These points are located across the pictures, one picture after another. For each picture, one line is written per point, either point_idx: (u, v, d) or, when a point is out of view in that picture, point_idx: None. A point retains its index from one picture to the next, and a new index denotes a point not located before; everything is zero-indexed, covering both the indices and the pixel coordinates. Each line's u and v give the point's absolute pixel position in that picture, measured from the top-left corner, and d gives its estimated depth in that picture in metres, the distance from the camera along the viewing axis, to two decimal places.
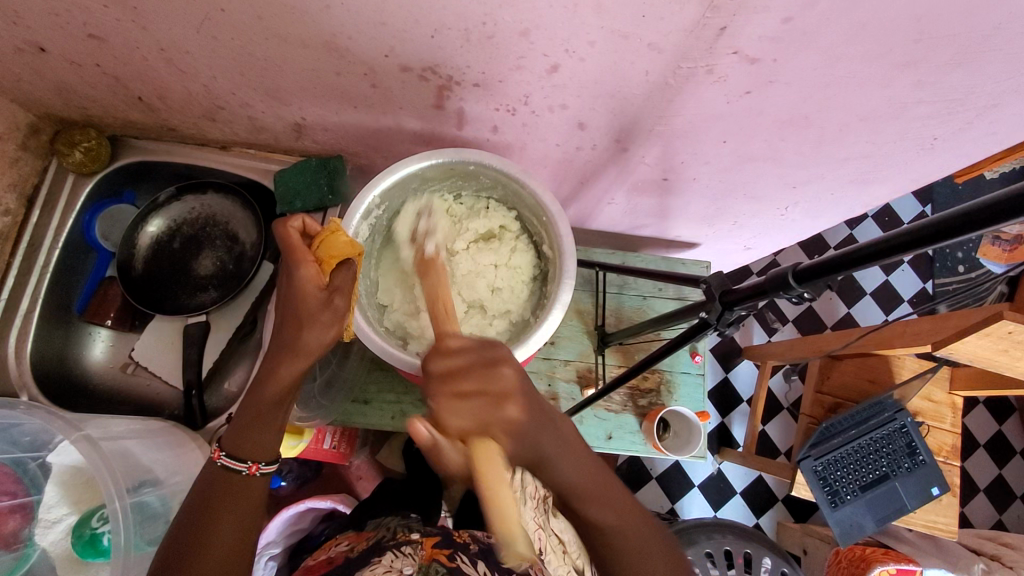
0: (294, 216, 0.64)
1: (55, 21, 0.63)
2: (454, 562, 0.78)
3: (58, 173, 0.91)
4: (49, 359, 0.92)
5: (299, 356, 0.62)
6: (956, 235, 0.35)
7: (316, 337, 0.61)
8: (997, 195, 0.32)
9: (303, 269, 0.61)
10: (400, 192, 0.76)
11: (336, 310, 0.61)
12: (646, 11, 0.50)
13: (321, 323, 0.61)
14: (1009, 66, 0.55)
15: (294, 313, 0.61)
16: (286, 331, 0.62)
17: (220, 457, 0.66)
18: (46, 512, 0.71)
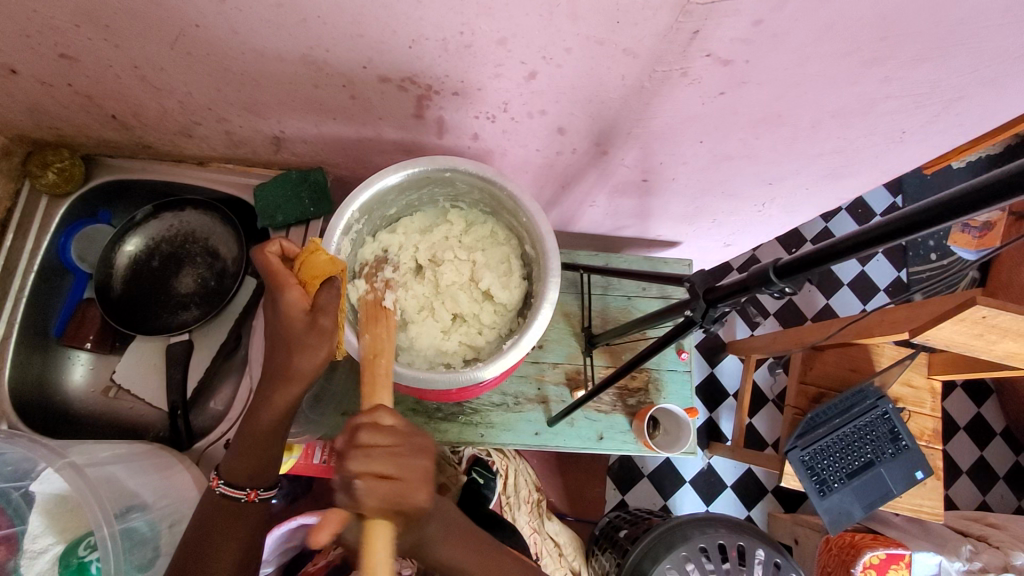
0: (272, 242, 0.63)
1: (24, 41, 0.62)
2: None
3: (31, 196, 0.88)
4: (28, 386, 0.90)
5: (293, 381, 0.63)
6: (934, 223, 0.36)
7: (307, 359, 0.62)
8: (970, 183, 0.34)
9: (288, 293, 0.60)
10: (379, 203, 0.75)
11: (321, 331, 0.60)
12: (620, 17, 0.51)
13: (310, 345, 0.61)
14: (971, 61, 0.57)
15: (283, 337, 0.62)
16: (278, 353, 0.63)
17: (219, 485, 0.67)
18: (32, 542, 0.69)
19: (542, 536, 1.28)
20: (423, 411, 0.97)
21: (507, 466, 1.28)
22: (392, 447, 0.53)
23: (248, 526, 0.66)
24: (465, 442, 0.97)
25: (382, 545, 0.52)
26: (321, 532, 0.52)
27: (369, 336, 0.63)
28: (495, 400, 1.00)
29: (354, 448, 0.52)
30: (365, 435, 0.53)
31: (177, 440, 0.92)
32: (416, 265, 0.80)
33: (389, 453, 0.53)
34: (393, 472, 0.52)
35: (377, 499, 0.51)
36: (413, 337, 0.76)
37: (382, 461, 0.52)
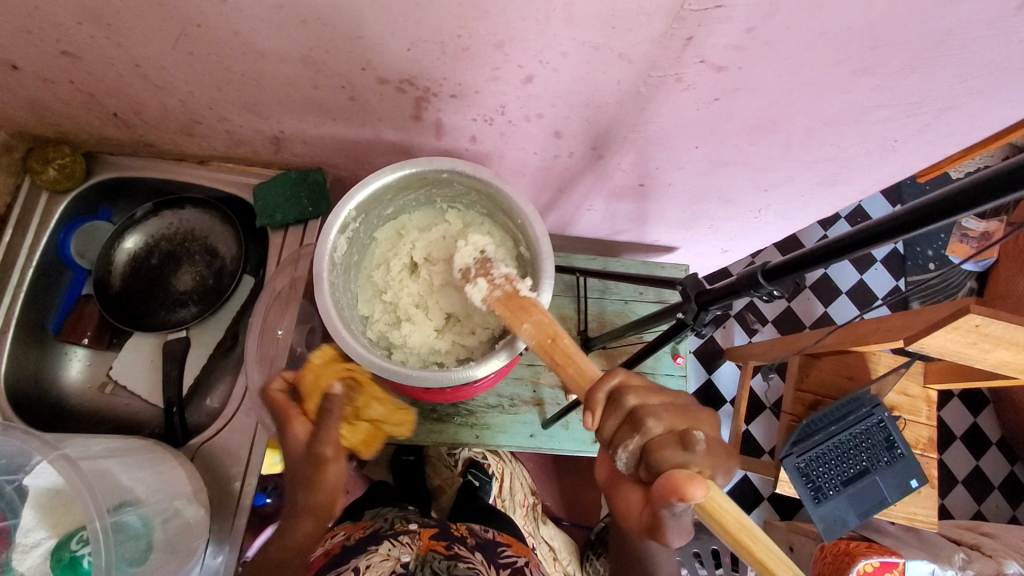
0: (272, 380, 0.72)
1: (27, 38, 0.63)
2: (451, 550, 0.79)
3: (31, 191, 0.89)
4: (24, 380, 0.90)
5: (306, 515, 0.69)
6: (917, 227, 0.36)
7: (320, 486, 0.68)
8: (952, 186, 0.34)
9: (292, 426, 0.69)
10: (375, 202, 0.76)
11: (319, 452, 0.67)
12: (615, 22, 0.51)
13: (313, 470, 0.67)
14: (962, 70, 0.57)
15: (294, 470, 0.69)
16: (292, 488, 0.70)
17: None
18: (23, 537, 0.69)
19: (537, 541, 1.25)
20: (419, 412, 0.97)
21: (502, 469, 1.30)
22: (671, 402, 0.53)
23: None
24: (459, 444, 0.97)
25: (735, 508, 0.48)
26: (695, 483, 0.47)
27: (531, 324, 0.64)
28: (490, 401, 1.00)
29: (633, 403, 0.53)
30: (632, 400, 0.53)
31: (173, 436, 0.92)
32: (411, 264, 0.81)
33: (677, 410, 0.53)
34: (697, 423, 0.53)
35: (711, 455, 0.50)
36: (405, 335, 0.77)
37: (676, 416, 0.52)
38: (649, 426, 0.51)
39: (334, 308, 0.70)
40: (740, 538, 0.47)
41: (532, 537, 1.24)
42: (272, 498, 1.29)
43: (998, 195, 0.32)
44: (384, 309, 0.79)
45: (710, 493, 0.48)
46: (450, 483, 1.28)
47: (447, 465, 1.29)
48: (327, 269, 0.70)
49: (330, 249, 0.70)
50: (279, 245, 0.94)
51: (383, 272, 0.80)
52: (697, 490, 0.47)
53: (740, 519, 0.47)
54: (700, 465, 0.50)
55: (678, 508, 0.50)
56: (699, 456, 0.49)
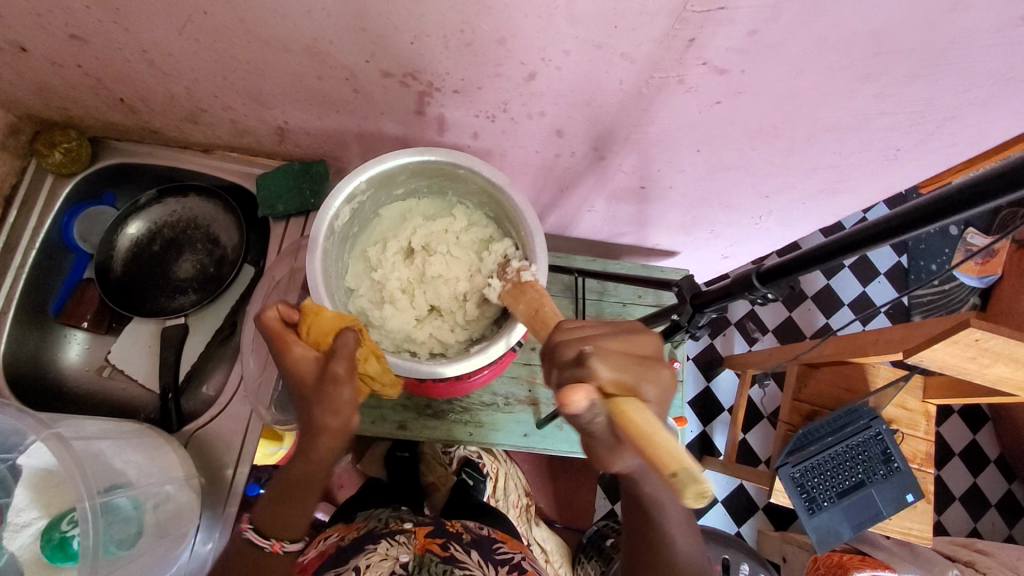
0: (267, 308, 0.64)
1: (36, 20, 0.64)
2: (447, 551, 0.79)
3: (37, 174, 0.90)
4: (22, 361, 0.91)
5: (324, 434, 0.65)
6: (910, 229, 0.37)
7: (335, 411, 0.63)
8: (945, 189, 0.35)
9: (295, 349, 0.63)
10: (388, 180, 0.76)
11: (336, 378, 0.60)
12: (617, 21, 0.52)
13: (329, 398, 0.62)
14: (964, 81, 0.57)
15: (305, 395, 0.63)
16: (304, 413, 0.64)
17: (247, 529, 0.76)
18: (14, 515, 0.69)
19: (530, 540, 1.27)
20: (414, 407, 0.98)
21: (497, 469, 1.29)
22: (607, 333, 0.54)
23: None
24: (453, 441, 0.97)
25: (647, 419, 0.46)
26: (579, 391, 0.46)
27: (527, 307, 0.67)
28: (485, 399, 1.00)
29: (559, 337, 0.56)
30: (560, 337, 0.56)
31: (168, 422, 0.92)
32: (408, 250, 0.81)
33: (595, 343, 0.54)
34: (642, 368, 0.51)
35: (619, 368, 0.50)
36: (384, 318, 0.77)
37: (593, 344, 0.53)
38: (593, 367, 0.49)
39: (321, 276, 0.70)
40: (649, 435, 0.45)
41: (526, 535, 1.26)
42: (266, 489, 1.29)
43: (984, 201, 0.32)
44: (370, 285, 0.79)
45: (614, 405, 0.48)
46: (445, 481, 1.28)
47: (441, 463, 1.29)
48: (325, 232, 0.70)
49: (333, 212, 0.71)
50: (280, 235, 0.95)
51: (378, 249, 0.81)
52: (578, 397, 0.46)
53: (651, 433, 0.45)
54: (604, 380, 0.49)
55: (588, 422, 0.48)
56: (600, 368, 0.49)
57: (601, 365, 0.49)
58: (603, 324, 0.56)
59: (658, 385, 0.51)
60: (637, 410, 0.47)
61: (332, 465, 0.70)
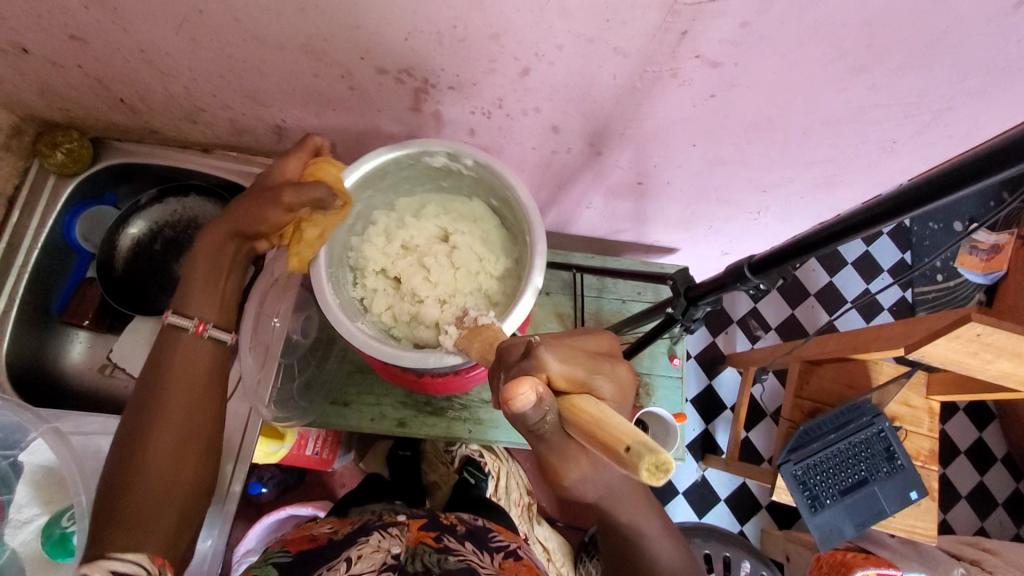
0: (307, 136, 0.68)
1: (36, 22, 0.65)
2: (440, 543, 0.80)
3: (39, 174, 0.91)
4: (26, 359, 0.92)
5: (230, 230, 0.65)
6: (889, 217, 0.37)
7: (253, 218, 0.64)
8: (919, 179, 0.35)
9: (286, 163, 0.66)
10: (488, 181, 0.75)
11: (274, 204, 0.62)
12: (609, 15, 0.52)
13: (260, 209, 0.63)
14: (959, 71, 0.57)
15: (248, 197, 0.65)
16: (239, 203, 0.65)
17: (167, 315, 0.66)
18: (16, 512, 0.70)
19: (532, 540, 1.26)
20: (413, 405, 0.98)
21: (499, 468, 1.29)
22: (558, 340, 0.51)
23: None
24: (453, 438, 0.98)
25: (600, 409, 0.41)
26: (522, 383, 0.41)
27: (483, 344, 0.63)
28: (485, 397, 0.99)
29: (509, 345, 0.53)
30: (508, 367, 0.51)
31: None
32: (440, 236, 0.81)
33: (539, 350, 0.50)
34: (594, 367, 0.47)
35: (573, 365, 0.46)
36: (364, 250, 0.79)
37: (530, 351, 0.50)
38: (542, 358, 0.45)
39: (364, 176, 0.72)
40: (598, 421, 0.39)
41: (525, 530, 1.25)
42: (268, 488, 1.30)
43: (964, 184, 0.32)
44: (397, 219, 0.81)
45: (567, 405, 0.43)
46: (446, 480, 1.30)
47: (443, 462, 1.29)
48: (401, 156, 0.72)
49: (432, 151, 0.72)
50: None
51: (428, 213, 0.82)
52: (523, 390, 0.41)
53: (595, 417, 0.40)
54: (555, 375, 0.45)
55: (536, 426, 0.43)
56: (549, 363, 0.45)
57: (551, 356, 0.45)
58: (551, 336, 0.53)
59: (612, 384, 0.47)
60: (591, 405, 0.42)
61: (236, 256, 0.67)
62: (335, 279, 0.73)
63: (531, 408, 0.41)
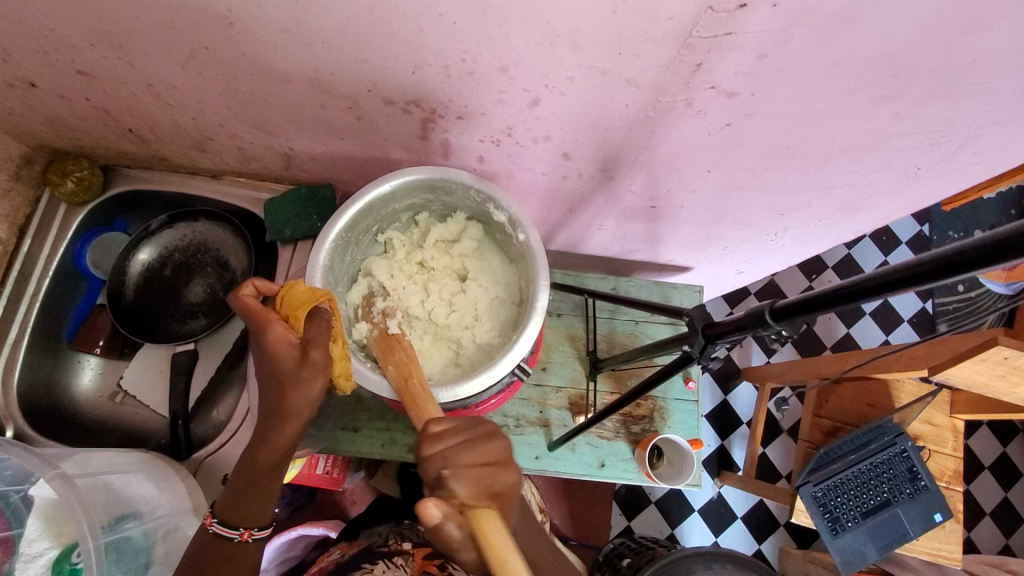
0: (243, 284, 0.63)
1: (43, 58, 0.64)
2: (443, 573, 0.75)
3: (50, 203, 0.91)
4: (37, 389, 0.92)
5: (291, 416, 0.63)
6: (959, 272, 0.33)
7: (302, 394, 0.61)
8: (1003, 229, 0.31)
9: (271, 331, 0.61)
10: (524, 254, 0.73)
11: (313, 364, 0.60)
12: (622, 48, 0.50)
13: (304, 379, 0.60)
14: (989, 99, 0.55)
15: (275, 376, 0.61)
16: (271, 391, 0.62)
17: (212, 525, 0.67)
18: (26, 546, 0.69)
19: None
20: None
21: None
22: (469, 438, 0.53)
23: (257, 537, 0.68)
24: None
25: (501, 541, 0.48)
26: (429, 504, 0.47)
27: (393, 364, 0.65)
28: (495, 422, 0.98)
29: (428, 451, 0.52)
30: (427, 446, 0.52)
31: (177, 449, 0.92)
32: (458, 274, 0.79)
33: (480, 465, 0.51)
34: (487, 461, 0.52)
35: (472, 480, 0.51)
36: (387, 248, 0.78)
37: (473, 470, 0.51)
38: (451, 487, 0.50)
39: (412, 183, 0.70)
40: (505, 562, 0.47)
41: None
42: (279, 508, 1.29)
43: (998, 259, 0.31)
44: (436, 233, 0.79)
45: (472, 517, 0.49)
46: None
47: None
48: (469, 188, 0.70)
49: (498, 205, 0.70)
50: (288, 259, 0.94)
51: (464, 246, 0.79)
52: (429, 508, 0.47)
53: (496, 546, 0.48)
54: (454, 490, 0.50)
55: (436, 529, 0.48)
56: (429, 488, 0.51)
57: (458, 481, 0.50)
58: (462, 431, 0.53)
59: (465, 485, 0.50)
60: (496, 532, 0.49)
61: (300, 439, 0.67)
62: (347, 245, 0.73)
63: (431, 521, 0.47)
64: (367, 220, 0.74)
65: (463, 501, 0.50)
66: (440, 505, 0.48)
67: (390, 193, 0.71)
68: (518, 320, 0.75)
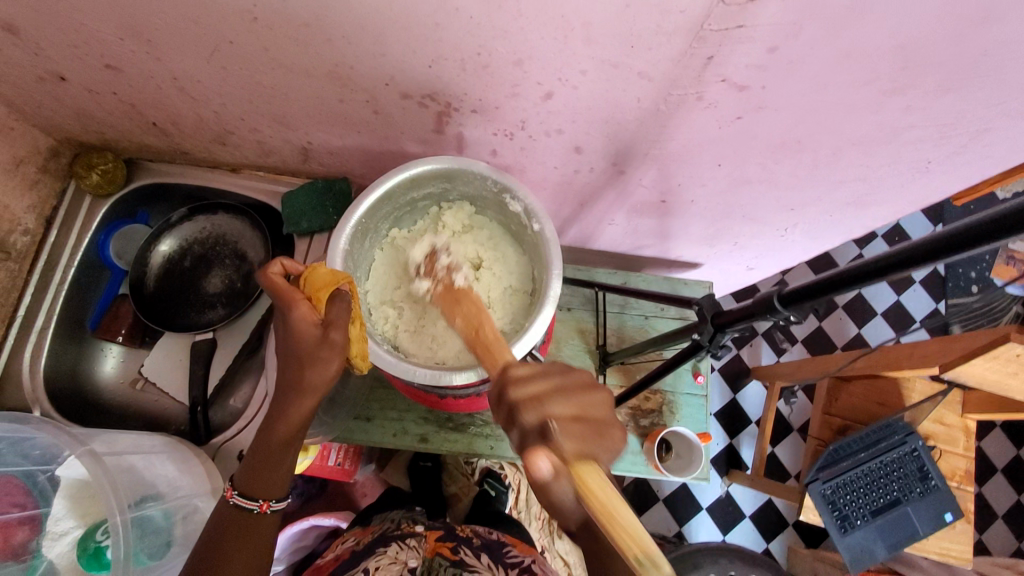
0: (273, 263, 0.65)
1: (74, 52, 0.67)
2: (457, 555, 0.80)
3: (76, 195, 0.94)
4: (62, 375, 0.94)
5: (309, 395, 0.65)
6: (964, 250, 0.34)
7: (320, 373, 0.63)
8: (1004, 206, 0.32)
9: (297, 309, 0.63)
10: (537, 245, 0.74)
11: (332, 344, 0.62)
12: (634, 42, 0.51)
13: (322, 360, 0.62)
14: (999, 92, 0.55)
15: (295, 354, 0.63)
16: (291, 369, 0.64)
17: (233, 496, 0.69)
18: (53, 525, 0.71)
19: (552, 554, 1.25)
20: (435, 420, 0.98)
21: (520, 480, 1.28)
22: (557, 386, 0.52)
23: (273, 518, 0.70)
24: (474, 454, 0.98)
25: (599, 484, 0.49)
26: (540, 455, 0.48)
27: (461, 318, 0.68)
28: None
29: (514, 398, 0.52)
30: (513, 389, 0.53)
31: (197, 435, 0.94)
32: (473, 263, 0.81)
33: (569, 397, 0.51)
34: (584, 412, 0.51)
35: (578, 439, 0.50)
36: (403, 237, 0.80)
37: (560, 405, 0.50)
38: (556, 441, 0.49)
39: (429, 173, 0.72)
40: (611, 511, 0.49)
41: (542, 544, 1.23)
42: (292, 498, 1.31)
43: (1004, 235, 0.32)
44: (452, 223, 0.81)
45: (573, 472, 0.49)
46: (466, 491, 1.28)
47: (464, 473, 1.29)
48: (485, 180, 0.72)
49: (514, 196, 0.71)
50: (304, 251, 0.96)
51: (478, 237, 0.80)
52: (539, 462, 0.48)
53: (595, 489, 0.49)
54: (569, 454, 0.49)
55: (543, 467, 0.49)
56: (556, 442, 0.49)
57: (563, 434, 0.49)
58: (544, 378, 0.53)
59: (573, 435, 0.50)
60: (596, 480, 0.50)
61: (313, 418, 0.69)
62: (366, 231, 0.75)
63: (538, 468, 0.48)
64: (387, 207, 0.75)
65: (567, 457, 0.49)
66: (548, 457, 0.48)
67: (409, 182, 0.72)
68: (530, 310, 0.76)
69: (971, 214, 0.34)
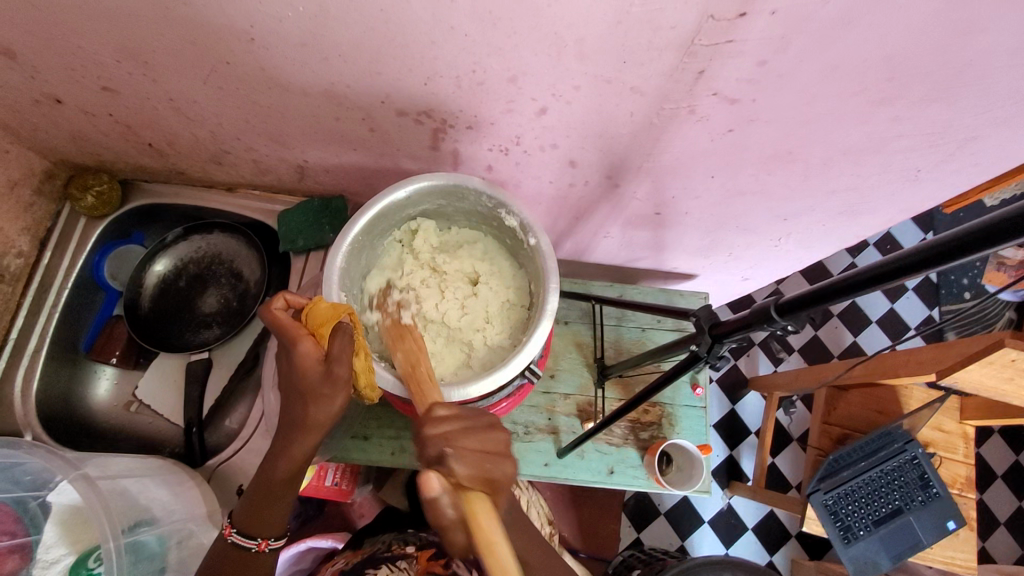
0: (275, 298, 0.65)
1: (71, 74, 0.67)
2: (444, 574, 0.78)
3: (70, 216, 0.94)
4: (54, 398, 0.93)
5: (313, 429, 0.65)
6: (959, 256, 0.34)
7: (323, 408, 0.64)
8: (998, 213, 0.32)
9: (300, 345, 0.62)
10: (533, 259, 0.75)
11: (336, 381, 0.62)
12: (627, 57, 0.52)
13: (326, 395, 0.63)
14: (984, 102, 0.56)
15: (299, 388, 0.63)
16: (294, 405, 0.65)
17: (231, 534, 0.70)
18: (44, 552, 0.69)
19: None
20: None
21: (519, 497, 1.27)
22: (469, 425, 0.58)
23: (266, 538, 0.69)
24: None
25: (490, 524, 0.53)
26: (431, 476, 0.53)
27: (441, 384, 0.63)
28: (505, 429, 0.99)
29: (432, 432, 0.57)
30: (432, 429, 0.57)
31: (192, 456, 0.93)
32: (469, 278, 0.81)
33: (477, 432, 0.58)
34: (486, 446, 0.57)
35: (473, 465, 0.56)
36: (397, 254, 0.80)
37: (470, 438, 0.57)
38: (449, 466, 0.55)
39: (425, 190, 0.72)
40: (489, 542, 0.52)
41: None
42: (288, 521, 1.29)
43: (1001, 241, 0.32)
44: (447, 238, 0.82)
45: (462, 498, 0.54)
46: None
47: None
48: (481, 194, 0.72)
49: (510, 210, 0.72)
50: (300, 270, 0.96)
51: (473, 252, 0.81)
52: (429, 481, 0.53)
53: (481, 524, 0.53)
54: (461, 478, 0.55)
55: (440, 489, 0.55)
56: (451, 467, 0.55)
57: (457, 461, 0.55)
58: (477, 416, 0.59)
59: (467, 465, 0.55)
60: (483, 510, 0.54)
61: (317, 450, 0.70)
62: (362, 248, 0.74)
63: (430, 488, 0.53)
64: (383, 223, 0.76)
65: (458, 480, 0.55)
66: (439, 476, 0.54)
67: (404, 199, 0.73)
68: (527, 323, 0.77)
69: (966, 221, 0.34)
